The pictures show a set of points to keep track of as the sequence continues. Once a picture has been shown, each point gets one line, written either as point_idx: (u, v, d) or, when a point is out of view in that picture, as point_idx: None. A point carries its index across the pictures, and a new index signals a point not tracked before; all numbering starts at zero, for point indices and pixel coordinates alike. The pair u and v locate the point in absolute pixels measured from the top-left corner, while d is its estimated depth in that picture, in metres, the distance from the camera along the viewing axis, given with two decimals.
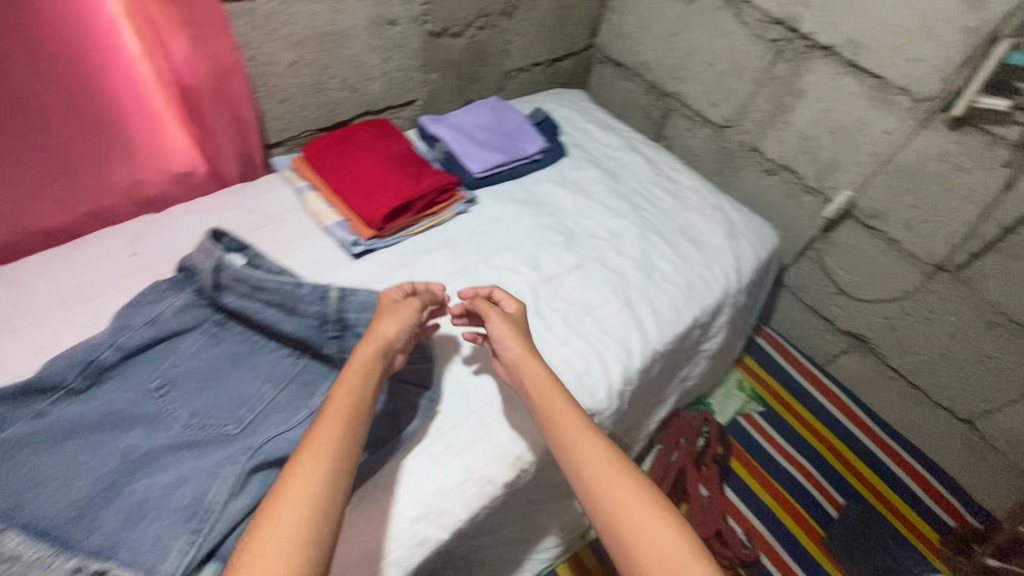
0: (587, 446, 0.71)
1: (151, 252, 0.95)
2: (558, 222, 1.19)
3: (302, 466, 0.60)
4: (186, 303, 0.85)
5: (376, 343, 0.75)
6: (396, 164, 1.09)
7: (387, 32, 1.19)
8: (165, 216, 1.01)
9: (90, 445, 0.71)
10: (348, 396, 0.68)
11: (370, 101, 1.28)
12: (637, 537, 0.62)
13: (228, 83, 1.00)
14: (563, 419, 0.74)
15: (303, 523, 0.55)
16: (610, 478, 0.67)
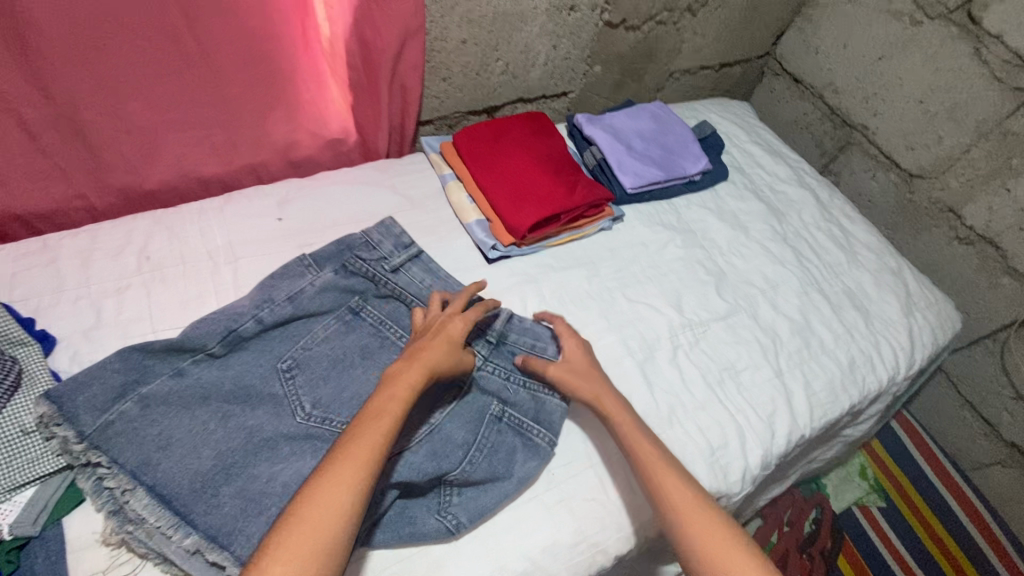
0: (671, 491, 0.67)
1: (296, 220, 0.94)
2: (708, 259, 1.06)
3: (348, 456, 0.58)
4: (323, 286, 0.81)
5: (430, 364, 0.68)
6: (551, 168, 1.01)
7: (564, 18, 1.09)
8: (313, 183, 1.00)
9: (220, 418, 0.69)
10: (411, 389, 0.65)
11: (525, 89, 1.19)
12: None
13: (406, 52, 0.95)
14: (650, 459, 0.70)
15: (335, 515, 0.55)
16: (697, 507, 0.66)
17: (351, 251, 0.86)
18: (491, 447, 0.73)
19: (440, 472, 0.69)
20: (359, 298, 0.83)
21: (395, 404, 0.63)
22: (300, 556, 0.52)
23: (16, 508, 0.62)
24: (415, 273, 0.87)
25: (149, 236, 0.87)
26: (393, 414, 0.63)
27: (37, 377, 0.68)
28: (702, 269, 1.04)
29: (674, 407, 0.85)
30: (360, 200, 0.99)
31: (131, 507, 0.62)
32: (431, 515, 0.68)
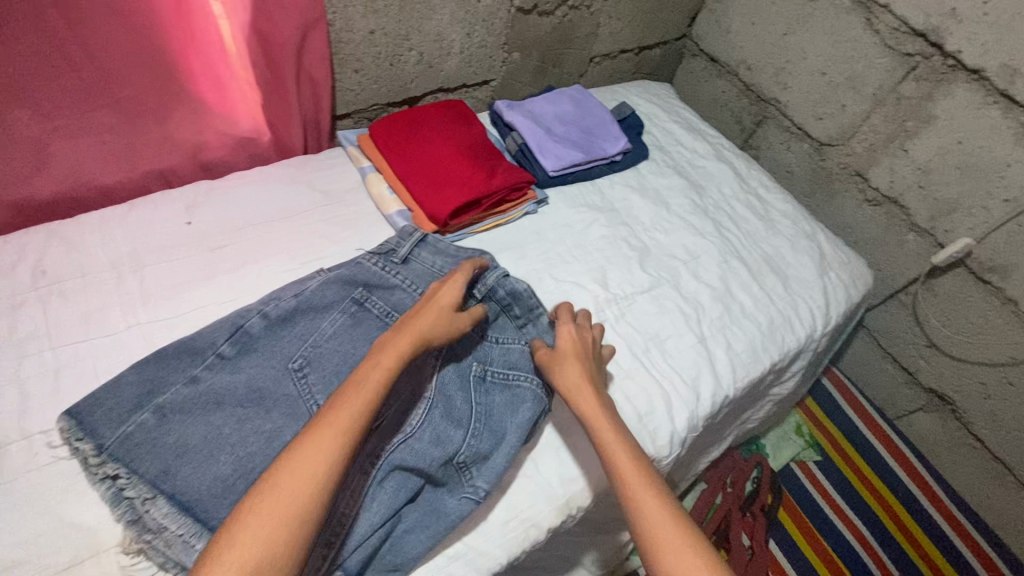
0: (621, 463, 0.68)
1: (254, 223, 0.93)
2: (631, 235, 1.08)
3: (329, 427, 0.59)
4: (326, 281, 0.84)
5: (411, 344, 0.68)
6: (470, 154, 1.01)
7: (474, 5, 1.09)
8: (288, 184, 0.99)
9: (235, 422, 0.70)
10: (395, 366, 0.66)
11: (444, 78, 1.18)
12: (665, 547, 0.61)
13: (308, 43, 0.94)
14: (605, 433, 0.71)
15: (317, 478, 0.56)
16: (644, 484, 0.66)
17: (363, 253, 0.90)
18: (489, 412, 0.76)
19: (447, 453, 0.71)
20: (363, 291, 0.84)
21: (380, 380, 0.64)
22: (277, 516, 0.54)
23: None
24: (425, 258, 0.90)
25: (46, 248, 0.83)
26: (376, 389, 0.63)
27: None
28: (625, 245, 1.06)
29: (602, 379, 0.87)
30: (319, 203, 0.98)
31: (152, 516, 0.63)
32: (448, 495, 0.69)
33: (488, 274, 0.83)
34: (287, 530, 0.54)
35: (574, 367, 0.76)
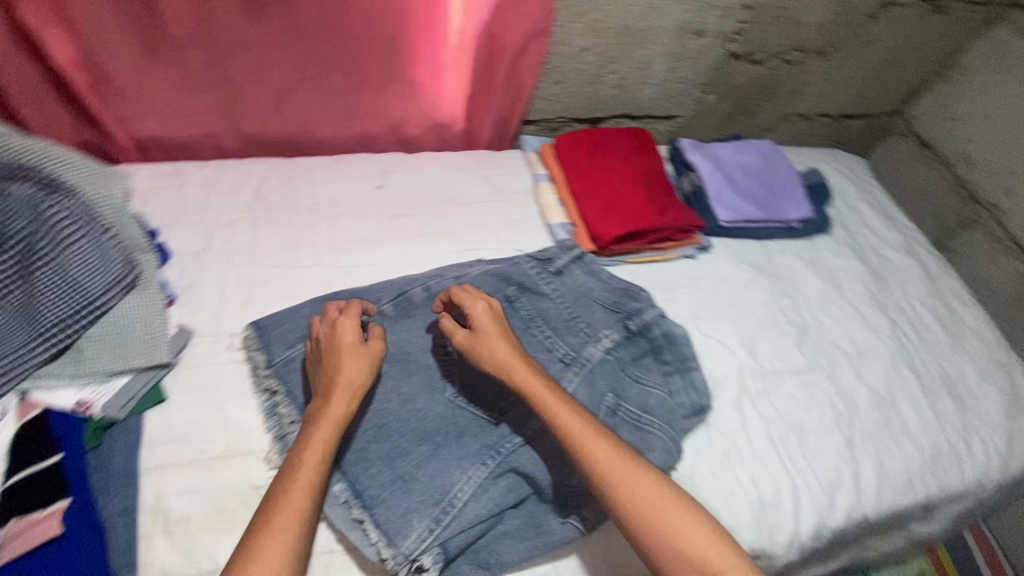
0: (594, 452, 0.65)
1: (436, 201, 0.99)
2: (792, 309, 1.01)
3: (281, 509, 0.59)
4: (485, 271, 0.87)
5: (353, 396, 0.67)
6: (646, 185, 1.00)
7: (688, 41, 1.08)
8: (471, 173, 1.06)
9: (379, 375, 0.74)
10: (348, 404, 0.66)
11: (634, 106, 1.18)
12: (667, 527, 0.62)
13: (528, 50, 0.98)
14: (565, 420, 0.67)
15: (307, 502, 0.60)
16: (658, 501, 0.63)
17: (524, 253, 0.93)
18: None
19: (559, 472, 0.70)
20: (515, 289, 0.86)
21: (334, 419, 0.65)
22: None
23: (108, 391, 0.68)
24: (577, 274, 0.90)
25: (265, 179, 0.95)
26: (336, 428, 0.65)
27: (150, 286, 0.75)
28: (784, 318, 0.99)
29: (729, 450, 0.81)
30: (495, 198, 1.03)
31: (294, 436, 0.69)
32: (551, 515, 0.69)
33: (648, 312, 0.85)
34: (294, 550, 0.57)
35: (501, 343, 0.73)
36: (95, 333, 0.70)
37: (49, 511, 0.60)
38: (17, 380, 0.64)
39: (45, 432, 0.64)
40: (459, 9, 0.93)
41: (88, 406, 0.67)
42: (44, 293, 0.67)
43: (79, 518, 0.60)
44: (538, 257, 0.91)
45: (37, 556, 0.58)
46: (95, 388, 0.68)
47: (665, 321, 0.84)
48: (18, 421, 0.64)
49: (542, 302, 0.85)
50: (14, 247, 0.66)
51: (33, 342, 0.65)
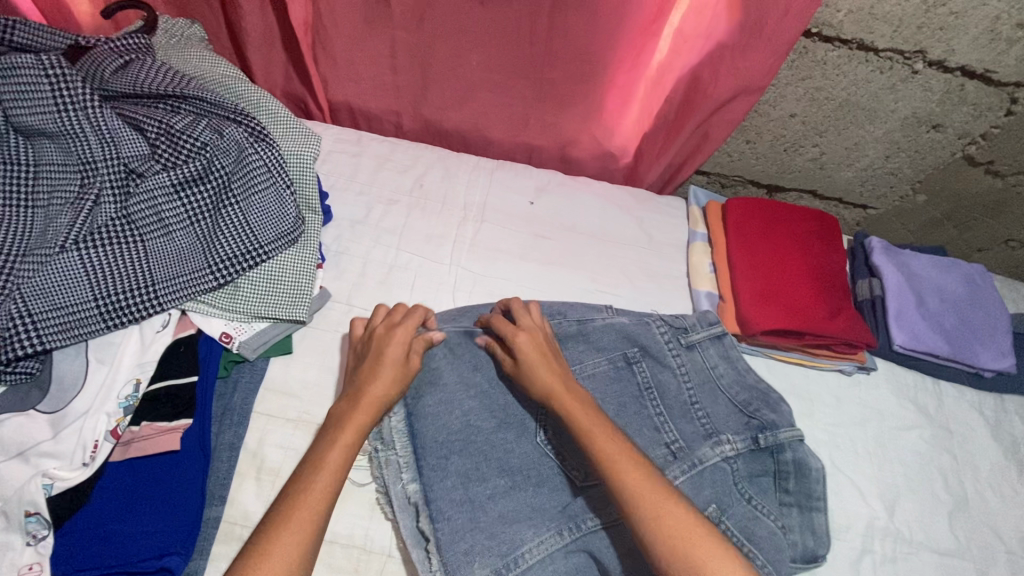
0: (622, 468, 0.61)
1: (583, 232, 0.96)
2: (953, 474, 0.84)
3: (297, 512, 0.55)
4: (611, 323, 0.81)
5: (376, 410, 0.65)
6: (817, 279, 0.88)
7: (919, 133, 0.93)
8: (626, 212, 1.00)
9: (479, 396, 0.73)
10: (371, 415, 0.64)
11: (825, 185, 1.05)
12: (698, 563, 0.56)
13: (730, 104, 0.91)
14: (597, 434, 0.64)
15: (320, 515, 0.56)
16: (717, 567, 0.56)
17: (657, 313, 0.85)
18: None
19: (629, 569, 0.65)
20: (638, 351, 0.80)
21: (356, 429, 0.62)
22: None
23: (249, 331, 0.74)
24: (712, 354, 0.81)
25: (430, 167, 0.98)
26: (357, 437, 0.62)
27: (308, 246, 0.80)
28: (940, 482, 0.83)
29: None
30: (643, 245, 0.96)
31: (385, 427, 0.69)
32: None
33: (786, 430, 0.74)
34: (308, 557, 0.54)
35: (544, 364, 0.70)
36: (253, 276, 0.75)
37: (174, 425, 0.66)
38: (183, 300, 0.71)
39: (192, 352, 0.70)
40: (669, 44, 0.88)
41: (229, 339, 0.72)
42: (225, 230, 0.74)
43: (194, 439, 0.66)
44: (675, 324, 0.82)
45: (153, 462, 0.64)
46: (239, 324, 0.74)
47: (799, 445, 0.74)
48: (174, 334, 0.71)
49: (663, 372, 0.78)
50: (214, 183, 0.74)
51: (204, 271, 0.72)
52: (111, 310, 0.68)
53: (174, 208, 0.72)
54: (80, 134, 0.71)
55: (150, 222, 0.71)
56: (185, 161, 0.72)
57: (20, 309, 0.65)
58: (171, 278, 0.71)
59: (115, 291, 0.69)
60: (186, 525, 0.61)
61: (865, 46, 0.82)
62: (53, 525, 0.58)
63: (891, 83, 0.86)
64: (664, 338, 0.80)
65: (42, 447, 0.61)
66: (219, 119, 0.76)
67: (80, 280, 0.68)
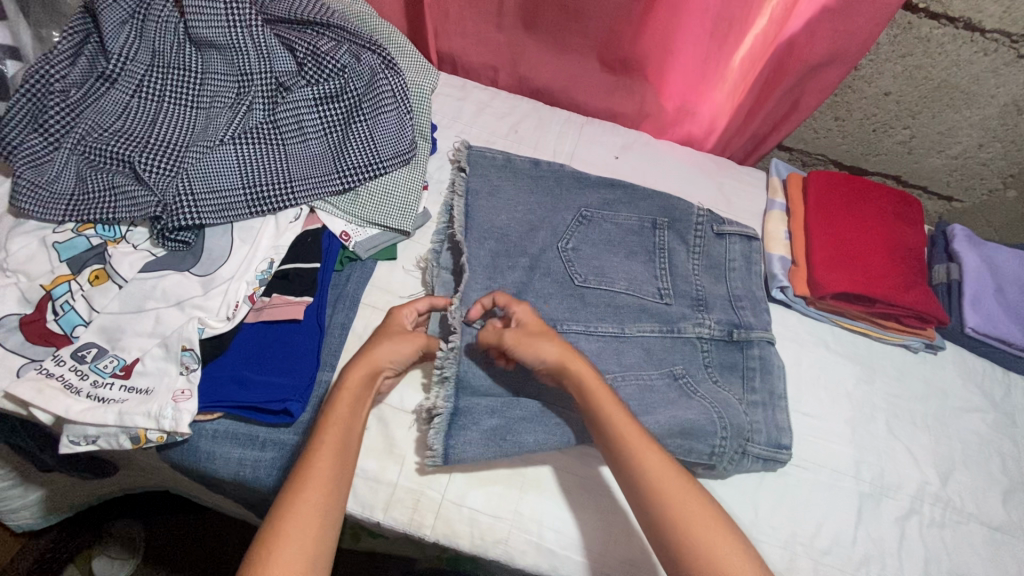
0: (646, 452, 0.63)
1: (664, 186, 1.02)
2: (1013, 458, 0.85)
3: (311, 472, 0.59)
4: (674, 275, 0.89)
5: (372, 367, 0.68)
6: (892, 251, 0.90)
7: (1017, 122, 0.93)
8: (706, 175, 1.05)
9: (538, 308, 0.83)
10: (370, 373, 0.68)
11: (908, 172, 1.06)
12: (679, 510, 0.59)
13: (823, 72, 0.93)
14: (618, 419, 0.65)
15: (337, 464, 0.61)
16: (699, 515, 0.59)
17: (709, 257, 0.92)
18: (686, 448, 0.73)
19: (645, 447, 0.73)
20: (697, 306, 0.87)
21: (355, 392, 0.66)
22: (304, 543, 0.56)
23: (364, 234, 0.84)
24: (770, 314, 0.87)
25: (525, 117, 1.06)
26: (358, 395, 0.66)
27: (418, 167, 0.89)
28: (998, 463, 0.84)
29: (870, 559, 0.74)
30: (719, 206, 1.01)
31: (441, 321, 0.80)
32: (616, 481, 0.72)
33: (772, 354, 0.85)
34: (340, 486, 0.60)
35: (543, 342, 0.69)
36: (370, 184, 0.85)
37: (299, 299, 0.76)
38: (313, 197, 0.81)
39: (317, 243, 0.82)
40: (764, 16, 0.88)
41: (347, 238, 0.83)
42: (353, 143, 0.84)
43: (314, 315, 0.76)
44: (713, 214, 0.96)
45: (281, 326, 0.75)
46: (355, 227, 0.84)
47: (768, 346, 0.85)
48: (303, 226, 0.82)
49: (680, 246, 0.92)
50: (348, 101, 0.84)
51: (332, 175, 0.82)
52: (253, 199, 0.79)
53: (312, 118, 0.84)
54: (241, 48, 0.82)
55: (291, 130, 0.83)
56: (326, 79, 0.83)
57: (186, 187, 0.77)
58: (305, 177, 0.81)
59: (259, 182, 0.80)
60: (304, 382, 0.71)
61: (972, 25, 0.83)
62: (201, 360, 0.70)
63: (994, 66, 0.86)
64: (698, 220, 0.94)
65: (195, 299, 0.73)
66: (357, 47, 0.87)
67: (233, 170, 0.80)
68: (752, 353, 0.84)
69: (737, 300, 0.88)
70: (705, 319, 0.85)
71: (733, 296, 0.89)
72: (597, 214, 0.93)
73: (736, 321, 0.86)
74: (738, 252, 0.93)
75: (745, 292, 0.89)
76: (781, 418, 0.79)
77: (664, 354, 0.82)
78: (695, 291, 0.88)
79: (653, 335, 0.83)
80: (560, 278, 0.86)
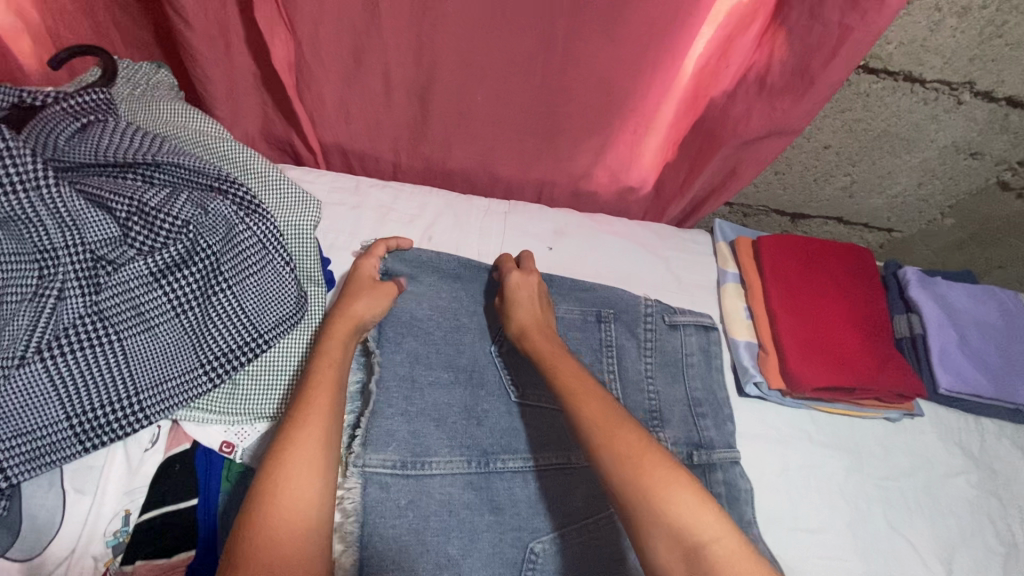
0: (584, 402, 0.61)
1: (608, 274, 0.89)
2: (1002, 519, 0.82)
3: (303, 430, 0.55)
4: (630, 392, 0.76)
5: (354, 326, 0.68)
6: (855, 321, 0.84)
7: (956, 160, 0.88)
8: (651, 250, 0.93)
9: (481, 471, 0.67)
10: (351, 331, 0.67)
11: (851, 213, 1.00)
12: (618, 451, 0.56)
13: (760, 145, 0.84)
14: (562, 364, 0.66)
15: (327, 427, 0.57)
16: (642, 460, 0.55)
17: (666, 359, 0.80)
18: None
19: None
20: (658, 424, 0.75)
21: (335, 359, 0.63)
22: (286, 528, 0.50)
23: (253, 433, 0.64)
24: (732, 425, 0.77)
25: (438, 214, 0.89)
26: (338, 364, 0.63)
27: (315, 320, 0.71)
28: (991, 530, 0.80)
29: None
30: (668, 288, 0.90)
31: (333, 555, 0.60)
32: None
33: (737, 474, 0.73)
34: (328, 450, 0.55)
35: (523, 308, 0.73)
36: (256, 368, 0.66)
37: (172, 564, 0.57)
38: (172, 409, 0.62)
39: (188, 469, 0.62)
40: (698, 62, 0.80)
41: (230, 449, 0.63)
42: (216, 322, 0.64)
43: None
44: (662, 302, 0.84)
45: None
46: (242, 429, 0.64)
47: (732, 468, 0.73)
48: (166, 450, 0.62)
49: (630, 341, 0.80)
50: (201, 267, 0.63)
51: (197, 371, 0.63)
52: (87, 428, 0.59)
53: (155, 300, 0.61)
54: (32, 220, 0.56)
55: (127, 318, 0.60)
56: (165, 244, 0.61)
57: None
58: (155, 381, 0.61)
59: (92, 402, 0.59)
60: None
61: (912, 78, 0.76)
62: None
63: (934, 114, 0.80)
64: (647, 311, 0.83)
65: None
66: (201, 191, 0.65)
67: (47, 395, 0.57)
68: (715, 477, 0.72)
69: (697, 407, 0.77)
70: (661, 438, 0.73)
71: (692, 400, 0.78)
72: None
73: (696, 439, 0.74)
74: (695, 346, 0.82)
75: (705, 395, 0.79)
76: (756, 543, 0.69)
77: None
78: (648, 400, 0.76)
79: None
80: (506, 426, 0.70)
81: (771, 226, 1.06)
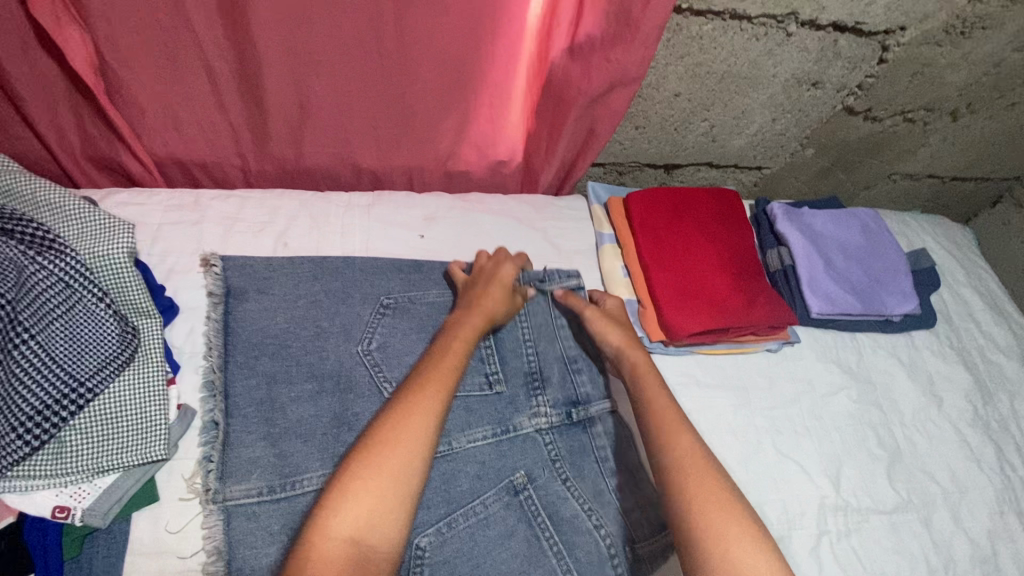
0: (675, 438, 0.65)
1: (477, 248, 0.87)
2: (883, 426, 0.87)
3: (387, 446, 0.56)
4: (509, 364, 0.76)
5: (486, 320, 0.72)
6: (725, 264, 0.85)
7: (800, 92, 0.90)
8: (525, 223, 0.91)
9: None
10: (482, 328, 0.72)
11: (718, 157, 1.01)
12: (697, 494, 0.61)
13: (608, 98, 0.83)
14: (670, 416, 0.68)
15: (417, 447, 0.57)
16: (721, 507, 0.60)
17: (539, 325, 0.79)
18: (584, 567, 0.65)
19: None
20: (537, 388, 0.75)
21: (448, 373, 0.64)
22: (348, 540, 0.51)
23: (93, 492, 0.59)
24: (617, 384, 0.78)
25: (292, 218, 0.84)
26: (451, 372, 0.64)
27: (151, 355, 0.64)
28: (874, 438, 0.85)
29: None
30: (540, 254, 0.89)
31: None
32: None
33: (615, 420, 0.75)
34: (412, 470, 0.56)
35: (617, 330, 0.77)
36: (84, 420, 0.60)
37: None
38: None
39: (16, 544, 0.55)
40: (537, 22, 0.78)
41: (66, 513, 0.57)
42: (24, 375, 0.57)
43: None
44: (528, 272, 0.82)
45: None
46: (79, 488, 0.59)
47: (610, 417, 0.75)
48: None
49: None
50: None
51: (7, 436, 0.55)
52: None
53: None
54: None
55: None
56: None
57: None
58: None
59: None
60: None
61: (738, 15, 0.77)
62: None
63: (768, 49, 0.81)
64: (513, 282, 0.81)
65: None
66: None
67: None
68: (596, 431, 0.74)
69: (572, 363, 0.78)
70: (540, 404, 0.74)
71: (568, 356, 0.78)
72: (402, 299, 0.78)
73: (574, 396, 0.75)
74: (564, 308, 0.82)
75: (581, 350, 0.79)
76: (647, 491, 0.71)
77: (503, 463, 0.69)
78: (527, 361, 0.76)
79: (491, 449, 0.70)
80: None
81: (647, 180, 1.05)
